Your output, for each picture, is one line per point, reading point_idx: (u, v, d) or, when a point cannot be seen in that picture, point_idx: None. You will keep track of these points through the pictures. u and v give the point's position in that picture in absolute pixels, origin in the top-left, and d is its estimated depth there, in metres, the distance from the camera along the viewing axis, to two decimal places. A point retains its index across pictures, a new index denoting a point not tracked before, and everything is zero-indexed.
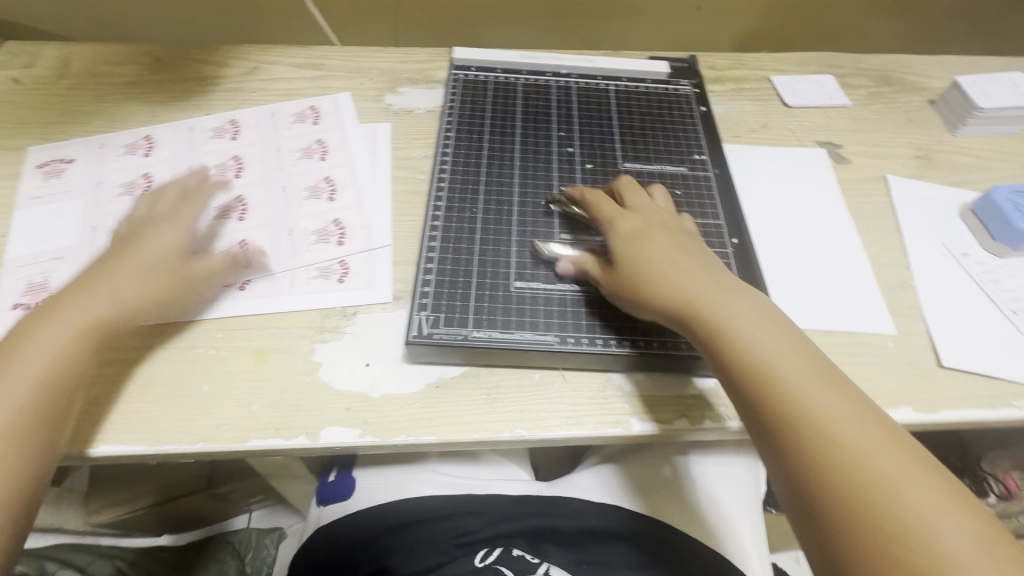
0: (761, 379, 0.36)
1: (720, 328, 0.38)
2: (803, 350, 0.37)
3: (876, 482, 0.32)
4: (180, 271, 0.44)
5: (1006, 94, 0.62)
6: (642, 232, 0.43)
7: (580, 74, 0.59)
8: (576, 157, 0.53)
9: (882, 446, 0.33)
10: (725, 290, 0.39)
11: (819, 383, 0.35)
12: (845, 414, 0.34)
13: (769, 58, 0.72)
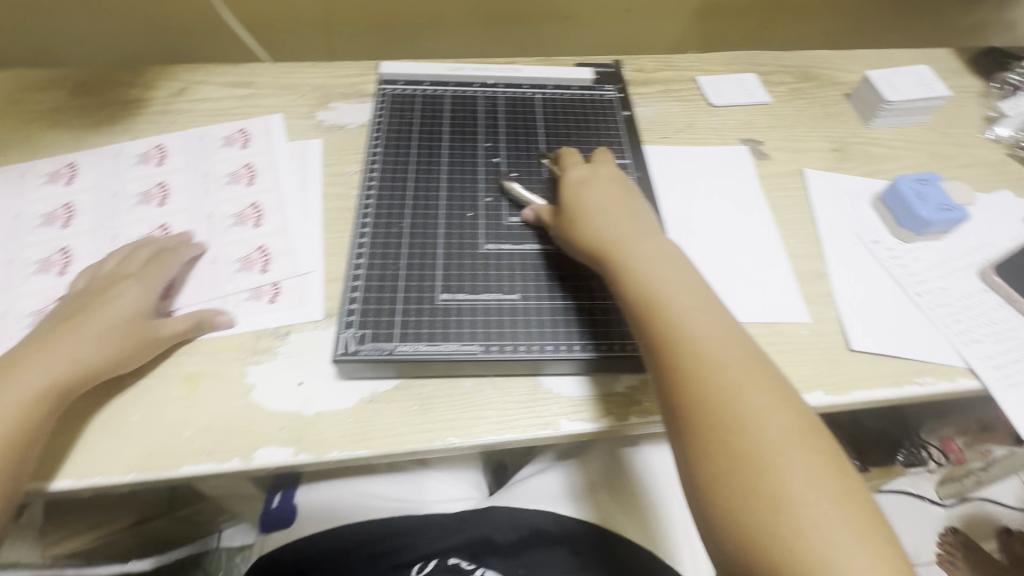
0: (650, 305, 0.41)
1: (625, 265, 0.43)
2: (701, 293, 0.41)
3: (727, 399, 0.36)
4: (134, 336, 0.43)
5: (911, 87, 0.66)
6: (584, 182, 0.49)
7: (507, 84, 0.61)
8: (502, 166, 0.54)
9: (746, 376, 0.37)
10: (640, 237, 0.44)
11: (707, 315, 0.40)
12: (721, 342, 0.39)
13: (695, 58, 0.74)
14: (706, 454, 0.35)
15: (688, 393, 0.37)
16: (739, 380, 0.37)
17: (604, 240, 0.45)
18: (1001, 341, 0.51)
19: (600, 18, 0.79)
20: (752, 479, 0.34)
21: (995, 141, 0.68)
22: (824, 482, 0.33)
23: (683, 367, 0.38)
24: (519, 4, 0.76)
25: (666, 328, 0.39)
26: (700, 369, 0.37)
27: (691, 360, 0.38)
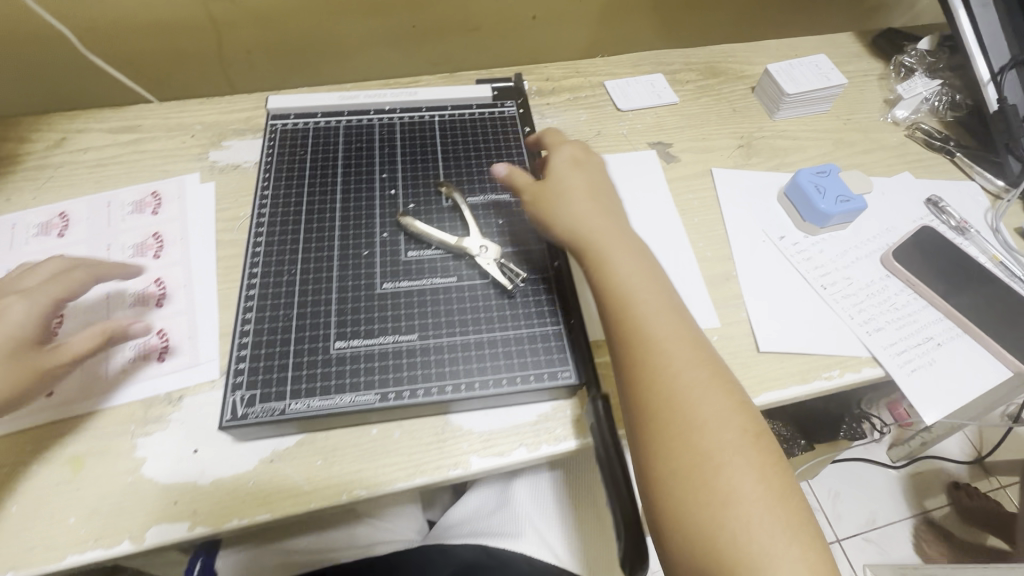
0: (618, 295, 0.42)
1: (597, 255, 0.44)
2: (666, 292, 0.43)
3: (685, 395, 0.38)
4: (35, 359, 0.40)
5: (810, 78, 0.67)
6: (567, 170, 0.50)
7: (404, 109, 0.59)
8: (399, 197, 0.52)
9: (702, 376, 0.39)
10: (611, 233, 0.46)
11: (671, 312, 0.42)
12: (685, 335, 0.41)
13: (603, 62, 0.73)
14: (664, 446, 0.36)
15: (650, 381, 0.38)
16: (698, 378, 0.38)
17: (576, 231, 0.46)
18: (903, 327, 0.53)
19: (506, 27, 0.78)
20: (703, 475, 0.35)
21: (894, 122, 0.70)
22: (769, 481, 0.35)
23: (647, 354, 0.39)
24: (421, 20, 0.74)
25: (631, 318, 0.41)
26: (664, 359, 0.39)
27: (654, 348, 0.40)
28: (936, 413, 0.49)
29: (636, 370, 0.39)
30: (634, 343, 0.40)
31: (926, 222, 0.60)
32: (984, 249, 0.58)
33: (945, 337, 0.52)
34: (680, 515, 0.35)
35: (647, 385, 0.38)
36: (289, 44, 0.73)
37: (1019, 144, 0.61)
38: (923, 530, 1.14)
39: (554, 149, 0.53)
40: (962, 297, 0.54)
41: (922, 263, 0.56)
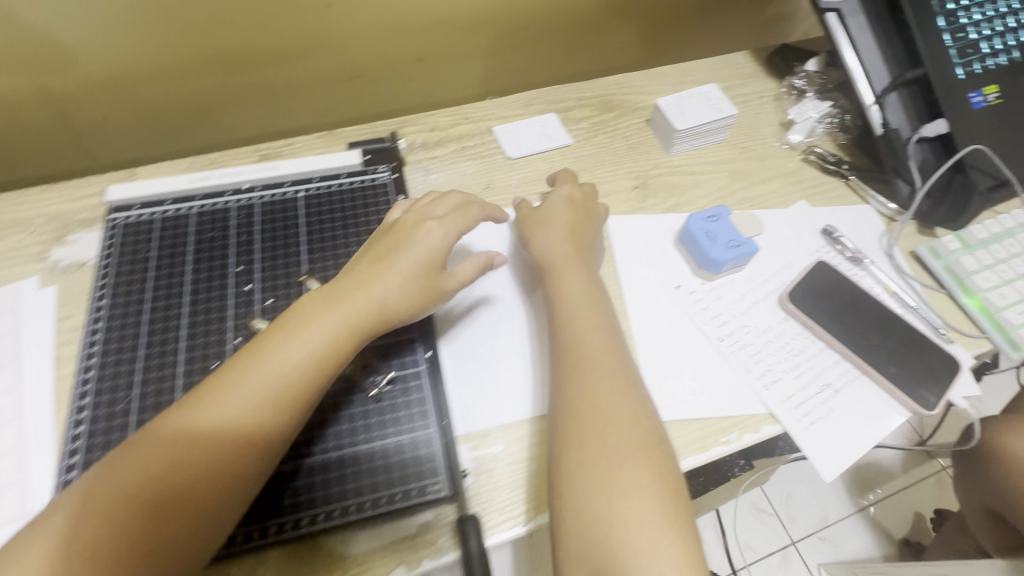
0: (563, 312, 0.48)
1: (558, 278, 0.51)
2: (604, 316, 0.48)
3: (602, 400, 0.43)
4: (433, 279, 0.46)
5: (699, 110, 0.65)
6: (556, 205, 0.56)
7: (265, 186, 0.54)
8: (255, 293, 0.48)
9: (611, 391, 0.44)
10: (570, 266, 0.51)
11: (603, 334, 0.47)
12: (619, 351, 0.47)
13: (492, 104, 0.70)
14: (576, 442, 0.41)
15: (575, 381, 0.44)
16: (608, 391, 0.44)
17: (546, 257, 0.53)
18: (801, 375, 0.51)
19: (391, 72, 0.74)
20: (604, 474, 0.40)
21: (790, 147, 0.68)
22: (659, 486, 0.39)
23: (577, 359, 0.45)
24: (295, 73, 0.69)
25: (567, 330, 0.47)
26: (593, 364, 0.45)
27: (582, 357, 0.45)
28: (835, 469, 0.47)
29: (569, 374, 0.45)
30: (568, 349, 0.46)
31: (822, 255, 0.59)
32: (879, 280, 0.58)
33: (842, 382, 0.51)
34: (570, 501, 0.39)
35: (573, 387, 0.44)
36: (151, 109, 0.67)
37: (907, 168, 0.61)
38: (871, 523, 1.16)
39: (560, 184, 0.59)
40: (859, 338, 0.53)
41: (816, 303, 0.55)
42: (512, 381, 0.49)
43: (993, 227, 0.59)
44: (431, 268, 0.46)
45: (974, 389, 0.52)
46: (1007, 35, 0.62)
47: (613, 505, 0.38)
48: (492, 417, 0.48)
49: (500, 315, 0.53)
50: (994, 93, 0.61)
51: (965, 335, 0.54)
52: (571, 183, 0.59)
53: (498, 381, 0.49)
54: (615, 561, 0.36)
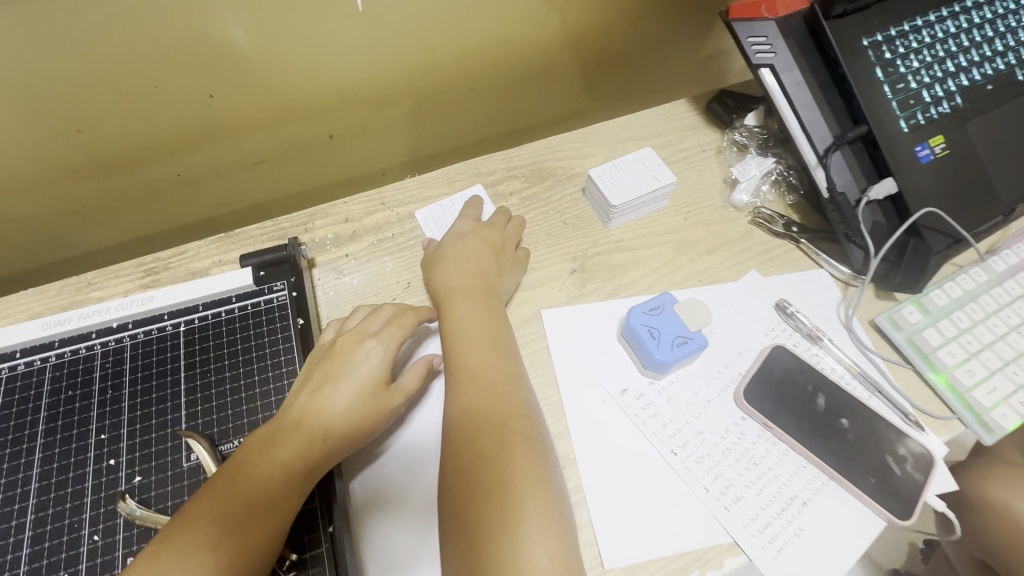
0: (448, 325, 0.49)
1: (449, 297, 0.51)
2: (497, 329, 0.48)
3: (483, 403, 0.43)
4: (386, 399, 0.43)
5: (634, 181, 0.60)
6: (455, 237, 0.56)
7: (137, 323, 0.47)
8: (120, 468, 0.41)
9: (490, 395, 0.44)
10: (463, 292, 0.51)
11: (490, 343, 0.47)
12: (507, 358, 0.47)
13: (411, 183, 0.63)
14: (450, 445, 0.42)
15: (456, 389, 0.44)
16: (486, 397, 0.44)
17: (440, 284, 0.52)
18: (763, 490, 0.46)
19: (300, 151, 0.68)
20: (475, 473, 0.40)
21: (736, 209, 0.63)
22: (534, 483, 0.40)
23: (457, 367, 0.46)
24: (185, 167, 0.63)
25: (452, 343, 0.47)
26: (474, 367, 0.45)
27: (465, 367, 0.45)
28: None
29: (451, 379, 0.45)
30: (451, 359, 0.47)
31: (777, 335, 0.54)
32: (840, 360, 0.53)
33: (809, 493, 0.46)
34: (458, 509, 0.39)
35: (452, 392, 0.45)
36: (23, 220, 0.60)
37: (858, 234, 0.56)
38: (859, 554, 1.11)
39: (465, 217, 0.58)
40: (822, 438, 0.48)
41: (773, 399, 0.49)
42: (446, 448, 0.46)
43: (953, 290, 0.55)
44: (383, 384, 0.43)
45: (948, 485, 0.47)
46: (947, 81, 0.59)
47: (482, 508, 0.39)
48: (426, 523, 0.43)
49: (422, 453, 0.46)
50: (941, 144, 0.57)
51: (935, 419, 0.50)
52: (474, 217, 0.58)
53: (428, 453, 0.46)
54: (489, 554, 0.37)
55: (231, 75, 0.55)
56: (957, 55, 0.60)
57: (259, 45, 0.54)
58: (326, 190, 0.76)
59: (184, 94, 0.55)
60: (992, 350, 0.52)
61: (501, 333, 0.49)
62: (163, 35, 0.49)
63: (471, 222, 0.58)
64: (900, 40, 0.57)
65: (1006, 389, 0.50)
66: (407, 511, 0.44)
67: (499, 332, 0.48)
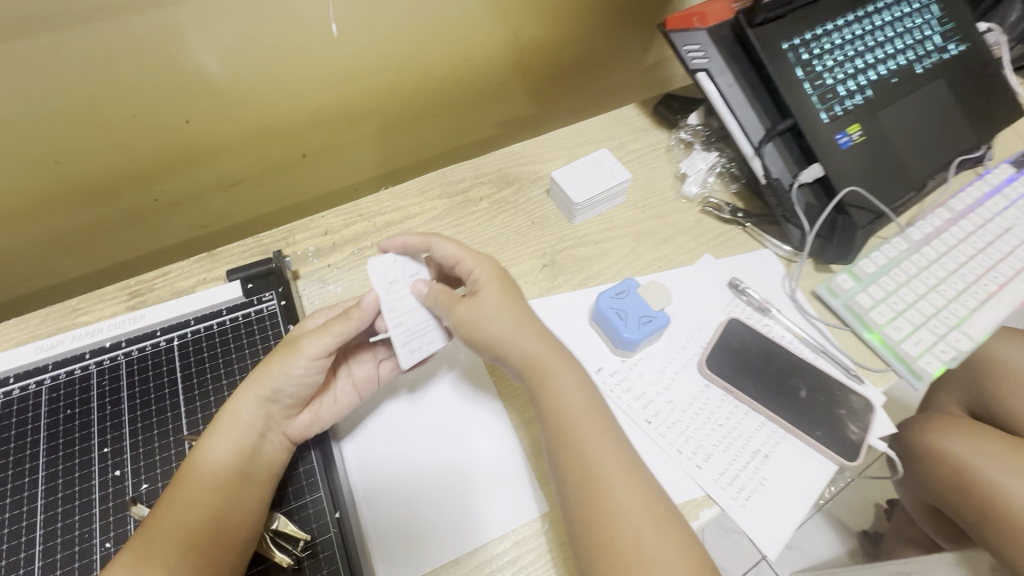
0: (558, 424, 0.43)
1: (544, 384, 0.45)
2: (609, 423, 0.44)
3: (633, 527, 0.39)
4: (289, 346, 0.45)
5: (594, 180, 0.65)
6: (494, 293, 0.48)
7: (129, 341, 0.48)
8: (126, 477, 0.42)
9: (653, 523, 0.39)
10: (557, 372, 0.45)
11: (609, 443, 0.43)
12: (624, 457, 0.42)
13: (386, 195, 0.66)
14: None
15: (599, 516, 0.39)
16: (646, 524, 0.39)
17: (523, 359, 0.46)
18: (729, 447, 0.51)
19: (274, 171, 0.70)
20: None
21: (688, 201, 0.69)
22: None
23: (585, 479, 0.41)
24: (162, 192, 0.64)
25: (569, 449, 0.42)
26: (606, 480, 0.40)
27: (610, 487, 0.40)
28: (789, 530, 0.47)
29: (583, 497, 0.40)
30: (582, 476, 0.41)
31: (732, 310, 0.60)
32: (788, 328, 0.59)
33: (770, 446, 0.51)
34: None
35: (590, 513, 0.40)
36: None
37: (794, 214, 0.63)
38: (831, 520, 1.19)
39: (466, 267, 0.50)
40: (777, 397, 0.53)
41: (732, 366, 0.55)
42: (430, 449, 0.49)
43: (879, 258, 0.62)
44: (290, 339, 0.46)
45: (888, 428, 0.53)
46: (858, 76, 0.67)
47: None
48: (432, 524, 0.45)
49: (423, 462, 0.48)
50: (858, 132, 0.65)
51: (873, 371, 0.56)
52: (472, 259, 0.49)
53: (440, 471, 0.48)
54: None
55: (206, 101, 0.58)
56: (864, 53, 0.68)
57: (233, 71, 0.57)
58: (302, 208, 0.79)
59: (161, 121, 0.57)
60: (916, 308, 0.59)
61: (610, 426, 0.44)
62: (138, 66, 0.52)
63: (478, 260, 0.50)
64: (815, 43, 0.65)
65: (930, 340, 0.57)
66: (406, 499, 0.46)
67: (607, 425, 0.44)
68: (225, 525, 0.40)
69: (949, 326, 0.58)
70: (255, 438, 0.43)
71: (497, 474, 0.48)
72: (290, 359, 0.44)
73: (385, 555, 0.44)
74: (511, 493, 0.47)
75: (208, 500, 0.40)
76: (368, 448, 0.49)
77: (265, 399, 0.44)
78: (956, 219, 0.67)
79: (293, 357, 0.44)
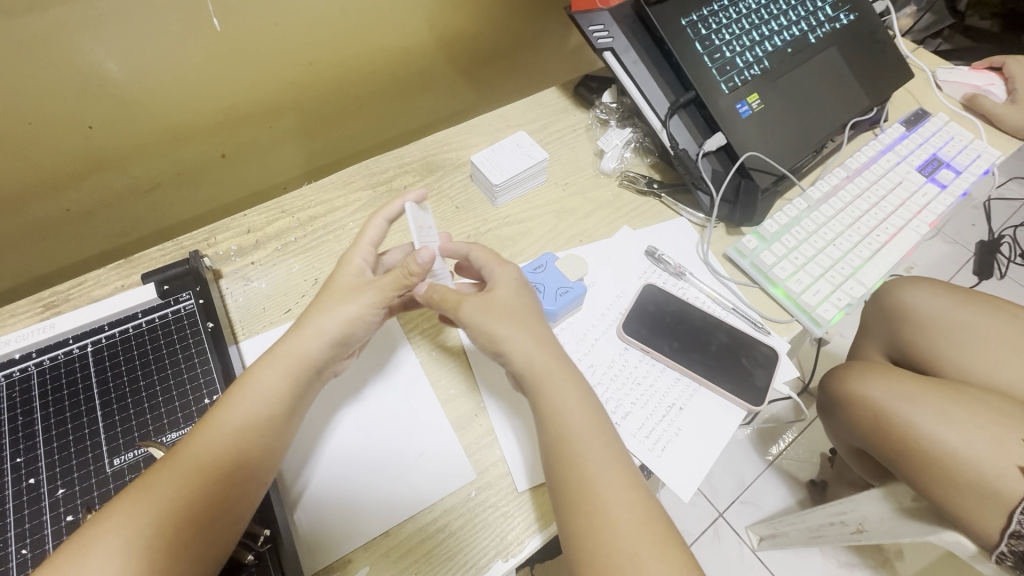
0: (554, 433, 0.44)
1: (545, 399, 0.46)
2: (611, 438, 0.45)
3: (624, 534, 0.39)
4: (352, 295, 0.48)
5: (512, 161, 0.67)
6: (510, 294, 0.51)
7: (41, 351, 0.48)
8: (43, 484, 0.42)
9: (642, 532, 0.39)
10: (559, 380, 0.46)
11: (607, 452, 0.44)
12: (612, 474, 0.42)
13: (308, 190, 0.66)
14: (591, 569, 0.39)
15: (595, 526, 0.40)
16: (639, 534, 0.39)
17: (530, 369, 0.47)
18: (647, 403, 0.54)
19: (193, 173, 0.70)
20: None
21: (607, 176, 0.72)
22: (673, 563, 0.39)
23: (581, 488, 0.42)
24: (73, 201, 0.63)
25: (570, 459, 0.43)
26: (601, 489, 0.41)
27: (606, 501, 0.41)
28: (700, 475, 0.51)
29: (575, 507, 0.41)
30: (577, 491, 0.42)
31: (649, 277, 0.63)
32: (701, 289, 0.62)
33: (685, 399, 0.55)
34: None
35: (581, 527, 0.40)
36: None
37: (702, 181, 0.66)
38: (781, 472, 1.25)
39: (491, 268, 0.54)
40: (691, 354, 0.56)
41: (648, 328, 0.58)
42: (377, 434, 0.50)
43: (781, 218, 0.66)
44: (349, 286, 0.49)
45: (792, 372, 0.57)
46: (755, 48, 0.70)
47: None
48: (377, 509, 0.47)
49: (377, 457, 0.49)
50: (756, 101, 0.68)
51: (778, 322, 0.60)
52: (498, 264, 0.54)
53: (393, 466, 0.49)
54: None
55: (107, 104, 0.57)
56: (760, 26, 0.72)
57: (135, 74, 0.56)
58: (227, 210, 0.78)
59: (61, 128, 0.56)
60: (815, 262, 0.64)
61: (610, 441, 0.45)
62: (31, 73, 0.51)
63: (501, 269, 0.53)
64: (712, 18, 0.68)
65: (827, 289, 0.62)
66: (346, 488, 0.48)
67: (609, 442, 0.44)
68: (260, 463, 0.42)
69: (845, 276, 0.63)
70: (310, 376, 0.46)
71: (427, 448, 0.50)
72: (353, 299, 0.48)
73: (320, 539, 0.45)
74: (439, 464, 0.49)
75: (254, 433, 0.42)
76: (305, 435, 0.50)
77: (332, 341, 0.46)
78: (851, 176, 0.72)
79: (357, 299, 0.48)
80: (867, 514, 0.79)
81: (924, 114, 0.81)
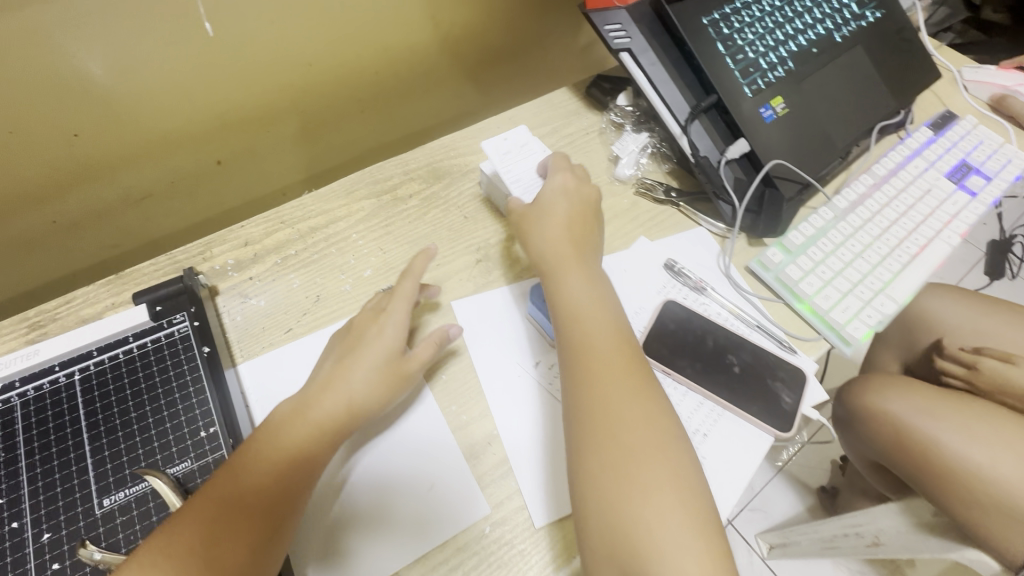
0: (563, 307, 0.48)
1: (558, 279, 0.50)
2: (612, 312, 0.48)
3: (608, 392, 0.42)
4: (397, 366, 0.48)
5: (519, 159, 0.60)
6: (556, 198, 0.55)
7: (25, 380, 0.45)
8: (26, 527, 0.39)
9: (625, 387, 0.43)
10: (572, 267, 0.50)
11: (607, 324, 0.47)
12: (607, 340, 0.46)
13: (308, 199, 0.63)
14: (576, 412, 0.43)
15: (585, 386, 0.43)
16: (620, 386, 0.43)
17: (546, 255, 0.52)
18: None
19: (187, 181, 0.67)
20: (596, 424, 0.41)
21: (622, 183, 0.68)
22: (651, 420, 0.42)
23: (577, 346, 0.45)
24: (60, 213, 0.60)
25: (571, 323, 0.47)
26: (594, 348, 0.45)
27: (598, 360, 0.44)
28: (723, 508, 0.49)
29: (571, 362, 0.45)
30: (574, 348, 0.46)
31: (669, 291, 0.60)
32: (723, 305, 0.59)
33: (709, 424, 0.52)
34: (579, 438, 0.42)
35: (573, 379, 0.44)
36: None
37: (724, 191, 0.63)
38: (791, 479, 1.23)
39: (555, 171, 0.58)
40: (716, 377, 0.53)
41: (669, 348, 0.55)
42: (400, 460, 0.48)
43: (807, 229, 0.63)
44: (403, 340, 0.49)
45: (820, 396, 0.54)
46: (779, 48, 0.67)
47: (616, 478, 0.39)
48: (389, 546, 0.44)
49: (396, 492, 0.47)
50: (781, 104, 0.65)
51: (805, 340, 0.58)
52: (566, 169, 0.58)
53: (405, 500, 0.46)
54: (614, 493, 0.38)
55: (93, 111, 0.54)
56: (784, 25, 0.68)
57: (121, 79, 0.53)
58: (224, 218, 0.75)
59: (44, 137, 0.53)
60: (843, 276, 0.61)
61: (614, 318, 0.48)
62: (9, 79, 0.47)
63: (563, 173, 0.57)
64: (734, 17, 0.64)
65: (856, 306, 0.59)
66: (362, 526, 0.45)
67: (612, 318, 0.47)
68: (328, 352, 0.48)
69: (874, 291, 0.60)
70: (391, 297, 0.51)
71: (439, 480, 0.47)
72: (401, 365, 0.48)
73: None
74: (453, 497, 0.47)
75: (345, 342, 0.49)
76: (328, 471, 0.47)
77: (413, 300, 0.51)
78: (879, 184, 0.68)
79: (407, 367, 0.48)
80: (884, 527, 0.70)
81: (951, 116, 0.77)
